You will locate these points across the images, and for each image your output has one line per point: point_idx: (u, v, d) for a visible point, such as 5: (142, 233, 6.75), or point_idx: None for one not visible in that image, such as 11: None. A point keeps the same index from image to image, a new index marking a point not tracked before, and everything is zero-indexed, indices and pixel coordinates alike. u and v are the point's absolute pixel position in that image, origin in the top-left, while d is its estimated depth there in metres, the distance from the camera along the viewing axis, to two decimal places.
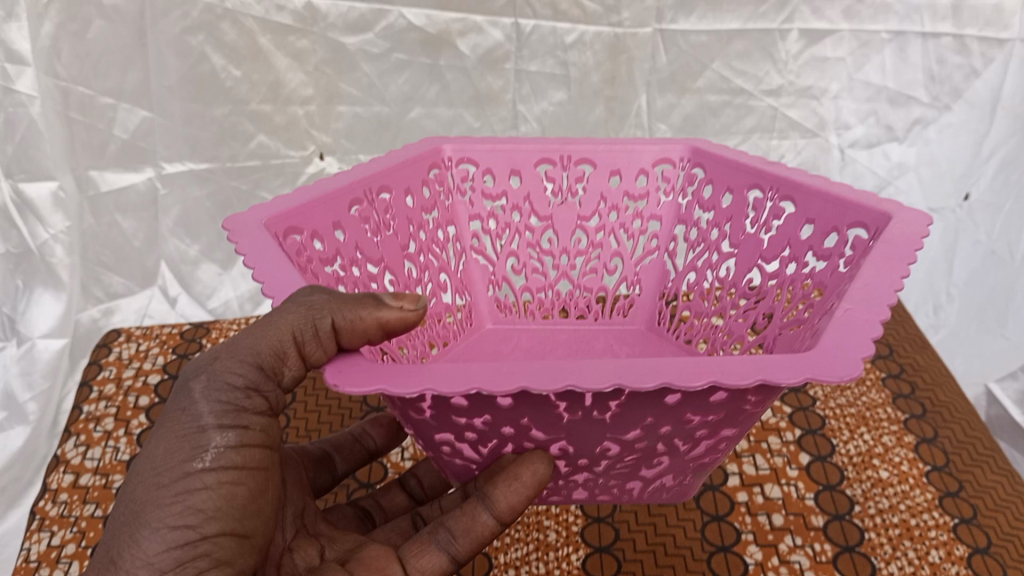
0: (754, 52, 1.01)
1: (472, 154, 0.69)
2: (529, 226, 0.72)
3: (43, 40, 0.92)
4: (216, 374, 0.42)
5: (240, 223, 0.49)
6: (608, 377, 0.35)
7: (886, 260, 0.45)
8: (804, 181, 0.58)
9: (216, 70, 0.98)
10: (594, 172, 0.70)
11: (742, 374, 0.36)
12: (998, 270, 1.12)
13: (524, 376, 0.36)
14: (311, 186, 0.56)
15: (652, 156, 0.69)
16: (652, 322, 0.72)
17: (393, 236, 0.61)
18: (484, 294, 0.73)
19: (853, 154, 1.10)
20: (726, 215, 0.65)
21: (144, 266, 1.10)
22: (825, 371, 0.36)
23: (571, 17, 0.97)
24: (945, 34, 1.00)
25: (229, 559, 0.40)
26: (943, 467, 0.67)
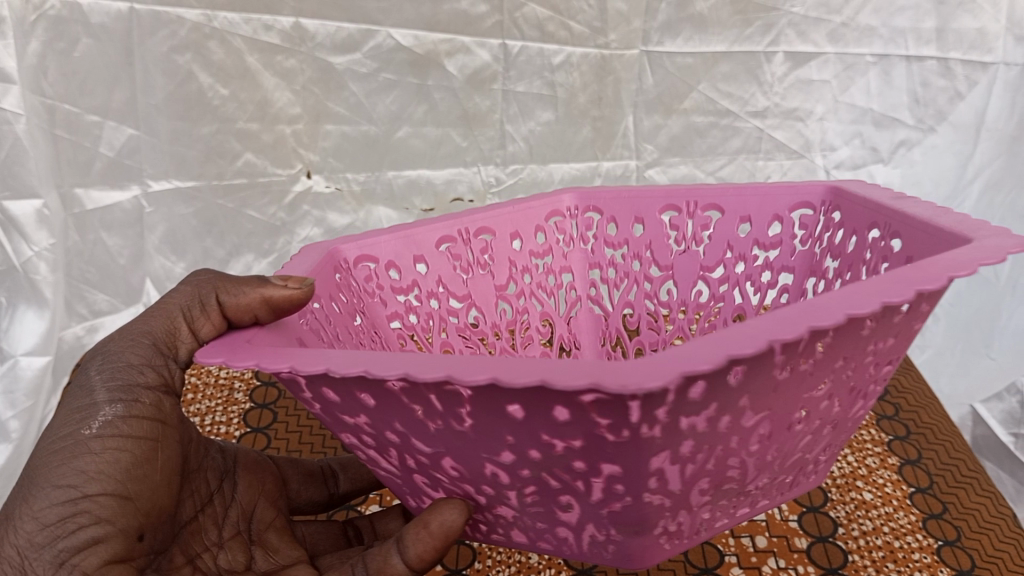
0: (740, 74, 1.02)
1: (597, 202, 0.68)
2: (647, 275, 0.68)
3: (31, 57, 0.91)
4: (111, 354, 0.44)
5: (314, 248, 0.55)
6: (400, 366, 0.32)
7: (866, 289, 0.33)
8: (910, 210, 0.49)
9: (204, 88, 0.98)
10: (722, 218, 0.63)
11: (523, 373, 0.29)
12: (984, 291, 1.13)
13: (332, 359, 0.34)
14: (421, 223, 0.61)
15: (785, 200, 0.60)
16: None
17: (489, 275, 0.65)
18: (594, 347, 0.72)
19: (838, 175, 1.10)
20: (847, 262, 0.55)
21: (129, 283, 1.09)
22: (617, 380, 0.27)
23: (558, 38, 0.98)
24: (929, 58, 1.01)
25: (116, 519, 0.40)
26: (927, 489, 0.67)
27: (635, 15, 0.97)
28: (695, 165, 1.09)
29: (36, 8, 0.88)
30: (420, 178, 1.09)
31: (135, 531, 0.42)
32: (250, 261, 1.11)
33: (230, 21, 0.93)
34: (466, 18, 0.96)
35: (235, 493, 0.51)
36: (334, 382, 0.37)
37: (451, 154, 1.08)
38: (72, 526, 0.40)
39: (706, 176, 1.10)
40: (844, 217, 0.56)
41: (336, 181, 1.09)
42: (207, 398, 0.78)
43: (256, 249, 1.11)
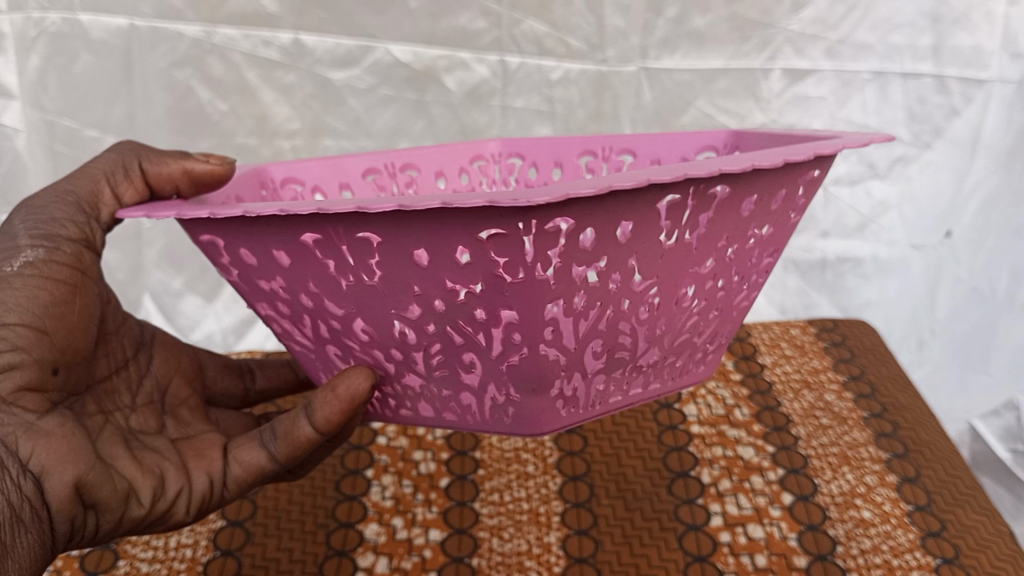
0: (737, 90, 1.02)
1: (519, 147, 0.63)
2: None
3: (31, 73, 0.94)
4: (41, 206, 0.45)
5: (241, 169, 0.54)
6: (309, 205, 0.34)
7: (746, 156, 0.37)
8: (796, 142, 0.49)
9: (202, 104, 0.98)
10: (634, 162, 0.60)
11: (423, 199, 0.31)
12: (979, 307, 1.14)
13: (249, 207, 0.36)
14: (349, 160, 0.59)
15: (693, 143, 0.59)
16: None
17: None
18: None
19: (836, 190, 1.11)
20: None
21: (126, 296, 1.10)
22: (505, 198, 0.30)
23: (556, 54, 0.99)
24: (925, 74, 1.01)
25: (33, 349, 0.42)
26: (926, 506, 0.67)
27: (633, 31, 0.97)
28: None
29: (37, 23, 0.91)
30: None
31: (51, 365, 0.43)
32: None
33: (230, 36, 0.93)
34: (464, 34, 0.96)
35: (151, 366, 0.53)
36: (251, 236, 0.39)
37: None
38: None
39: None
40: None
41: None
42: None
43: None
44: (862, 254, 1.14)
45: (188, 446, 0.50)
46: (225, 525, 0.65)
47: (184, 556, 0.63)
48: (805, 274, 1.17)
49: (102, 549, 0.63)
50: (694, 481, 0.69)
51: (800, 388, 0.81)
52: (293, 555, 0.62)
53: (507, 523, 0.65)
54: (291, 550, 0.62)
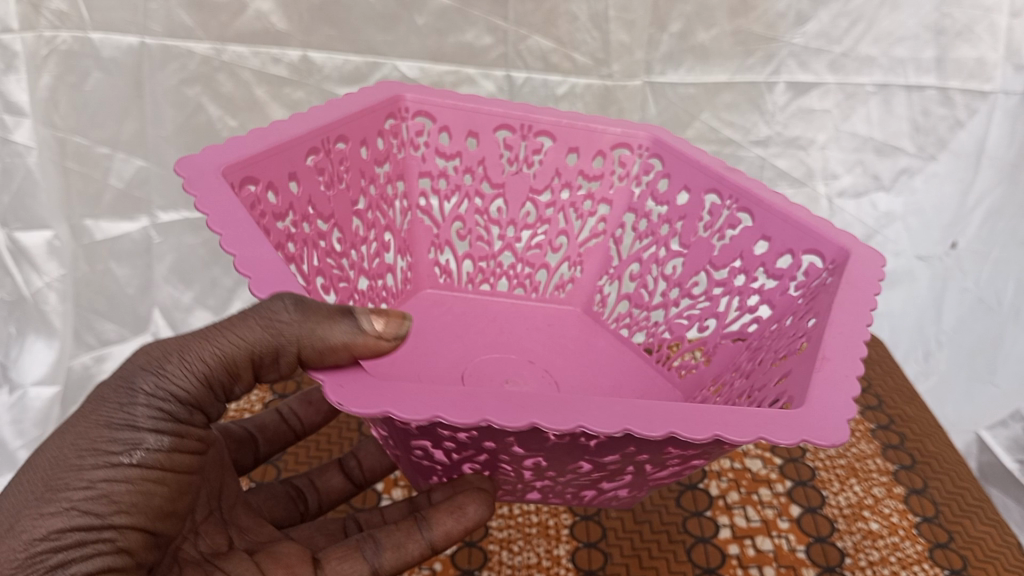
0: (742, 103, 1.04)
1: (428, 108, 0.72)
2: (479, 192, 0.77)
3: (42, 91, 0.91)
4: (163, 374, 0.44)
5: (195, 170, 0.50)
6: (619, 421, 0.37)
7: (848, 301, 0.50)
8: (763, 197, 0.64)
9: (212, 120, 0.99)
10: (553, 145, 0.75)
11: (744, 430, 0.38)
12: (987, 318, 1.13)
13: (534, 411, 0.37)
14: (275, 128, 0.59)
15: (610, 140, 0.74)
16: (588, 308, 0.79)
17: (344, 189, 0.66)
18: (425, 255, 0.78)
19: (841, 203, 1.12)
20: (678, 212, 0.71)
21: (136, 312, 1.09)
22: (816, 435, 0.39)
23: (561, 69, 1.00)
24: (929, 86, 1.02)
25: (134, 549, 0.44)
26: (933, 518, 0.68)
27: (638, 46, 0.98)
28: None
29: (48, 42, 0.89)
30: None
31: (145, 560, 0.46)
32: None
33: (240, 54, 0.95)
34: (471, 50, 0.98)
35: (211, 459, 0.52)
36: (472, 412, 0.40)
37: None
38: (94, 549, 0.42)
39: None
40: (670, 171, 0.72)
41: None
42: None
43: None
44: None
45: (270, 561, 0.50)
46: None
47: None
48: None
49: None
50: (702, 494, 0.69)
51: None
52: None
53: (517, 535, 0.65)
54: None
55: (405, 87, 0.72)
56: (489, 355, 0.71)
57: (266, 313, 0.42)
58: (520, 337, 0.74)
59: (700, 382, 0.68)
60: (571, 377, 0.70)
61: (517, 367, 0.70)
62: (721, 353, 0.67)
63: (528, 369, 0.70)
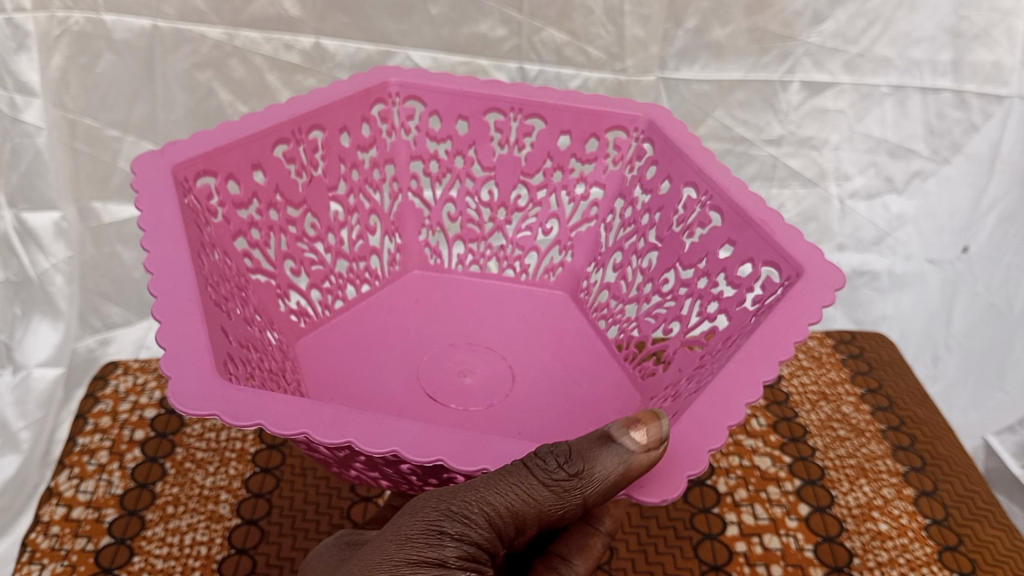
0: (755, 102, 1.03)
1: (212, 164, 0.57)
2: (290, 221, 0.66)
3: (53, 72, 0.91)
4: (466, 517, 0.42)
5: (204, 404, 0.40)
6: (770, 361, 0.46)
7: (708, 163, 0.63)
8: (546, 100, 0.71)
9: (223, 106, 0.99)
10: (328, 135, 0.67)
11: (807, 312, 0.49)
12: (996, 323, 1.09)
13: (740, 395, 0.44)
14: (162, 295, 0.44)
15: (362, 104, 0.70)
16: (426, 263, 0.78)
17: (230, 302, 0.53)
18: (287, 318, 0.65)
19: (852, 205, 1.11)
20: (466, 141, 0.75)
21: (142, 297, 1.06)
22: (831, 280, 0.51)
23: (575, 63, 0.99)
24: (945, 89, 1.01)
25: None
26: (942, 520, 0.67)
27: (653, 41, 0.98)
28: None
29: (60, 22, 0.88)
30: None
31: None
32: None
33: (251, 39, 0.94)
34: (484, 42, 0.97)
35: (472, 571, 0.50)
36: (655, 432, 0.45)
37: None
38: None
39: None
40: (435, 106, 0.73)
41: None
42: None
43: None
44: (878, 267, 1.13)
45: None
46: (240, 523, 0.65)
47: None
48: None
49: (117, 545, 0.63)
50: (710, 490, 0.68)
51: (815, 398, 0.79)
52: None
53: None
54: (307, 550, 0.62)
55: (167, 155, 0.54)
56: (426, 355, 0.67)
57: (542, 462, 0.42)
58: (418, 327, 0.70)
59: (575, 275, 0.76)
60: (496, 336, 0.70)
61: (453, 354, 0.68)
62: (580, 244, 0.76)
63: (467, 352, 0.69)
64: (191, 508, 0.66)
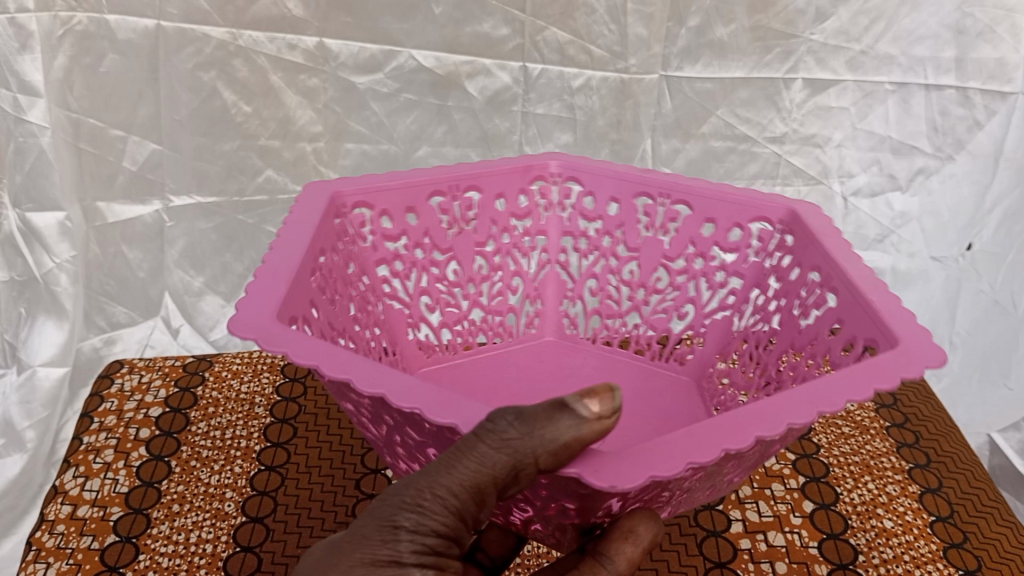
0: (758, 100, 1.03)
1: (368, 197, 0.65)
2: (432, 261, 0.73)
3: (57, 72, 0.91)
4: (420, 507, 0.41)
5: (252, 330, 0.43)
6: (810, 408, 0.40)
7: (839, 251, 0.60)
8: (691, 185, 0.70)
9: (227, 106, 0.97)
10: (482, 198, 0.73)
11: (885, 378, 0.44)
12: (1001, 321, 1.11)
13: (750, 424, 0.39)
14: (270, 263, 0.51)
15: (528, 175, 0.75)
16: (562, 331, 0.80)
17: (337, 300, 0.59)
18: (407, 341, 0.72)
19: (856, 202, 1.11)
20: (614, 223, 0.75)
21: (147, 296, 1.08)
22: (925, 360, 0.46)
23: (578, 62, 0.99)
24: (948, 87, 1.01)
25: None
26: (947, 517, 0.67)
27: (656, 40, 0.97)
28: None
29: (64, 22, 0.88)
30: None
31: None
32: None
33: (255, 39, 0.93)
34: (487, 41, 0.97)
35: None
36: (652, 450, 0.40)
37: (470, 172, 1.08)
38: None
39: None
40: (588, 185, 0.75)
41: None
42: (227, 410, 0.76)
43: None
44: (882, 265, 1.14)
45: None
46: (245, 521, 0.64)
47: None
48: None
49: (122, 543, 0.63)
50: None
51: None
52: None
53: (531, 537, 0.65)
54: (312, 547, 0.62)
55: (336, 183, 0.64)
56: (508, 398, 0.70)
57: (489, 427, 0.39)
58: (519, 379, 0.73)
59: (703, 362, 0.74)
60: None
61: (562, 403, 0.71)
62: (712, 332, 0.74)
63: None
64: (197, 506, 0.66)
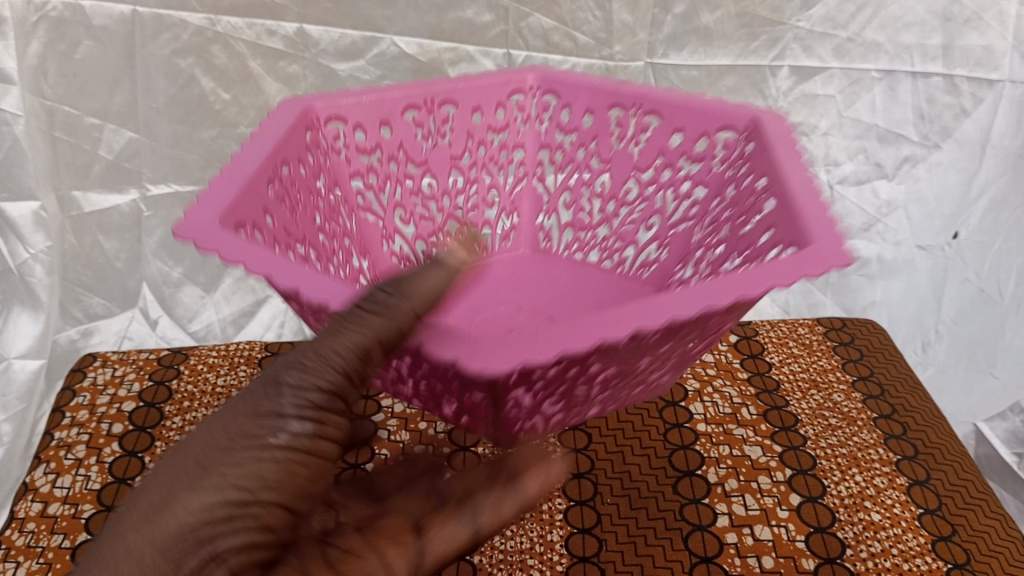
0: (744, 87, 1.01)
1: (342, 110, 0.66)
2: (407, 174, 0.73)
3: (31, 58, 0.89)
4: (304, 363, 0.38)
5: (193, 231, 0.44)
6: (699, 302, 0.40)
7: (789, 154, 0.58)
8: (662, 96, 0.70)
9: (205, 93, 0.95)
10: (458, 111, 0.73)
11: (785, 275, 0.43)
12: (987, 309, 1.12)
13: (636, 316, 0.38)
14: (234, 166, 0.51)
15: (508, 87, 0.75)
16: (535, 245, 0.81)
17: (304, 211, 0.58)
18: (382, 253, 0.71)
19: (841, 190, 1.10)
20: (587, 133, 0.76)
21: (124, 287, 1.06)
22: (831, 262, 0.45)
23: (563, 49, 0.97)
24: (935, 74, 1.00)
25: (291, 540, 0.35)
26: (935, 510, 0.66)
27: (641, 26, 0.97)
28: None
29: (38, 8, 0.86)
30: None
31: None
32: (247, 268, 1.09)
33: (233, 25, 0.91)
34: (470, 27, 0.95)
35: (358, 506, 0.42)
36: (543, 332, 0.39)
37: None
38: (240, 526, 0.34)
39: None
40: (564, 100, 0.76)
41: None
42: (203, 404, 0.74)
43: None
44: (866, 254, 1.13)
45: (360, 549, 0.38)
46: None
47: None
48: None
49: (93, 542, 0.62)
50: (699, 481, 0.68)
51: (806, 386, 0.78)
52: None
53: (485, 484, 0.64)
54: None
55: (309, 99, 0.63)
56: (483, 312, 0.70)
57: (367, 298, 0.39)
58: (486, 291, 0.73)
59: (667, 271, 0.72)
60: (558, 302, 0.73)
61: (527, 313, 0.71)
62: (672, 244, 0.72)
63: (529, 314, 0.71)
64: None
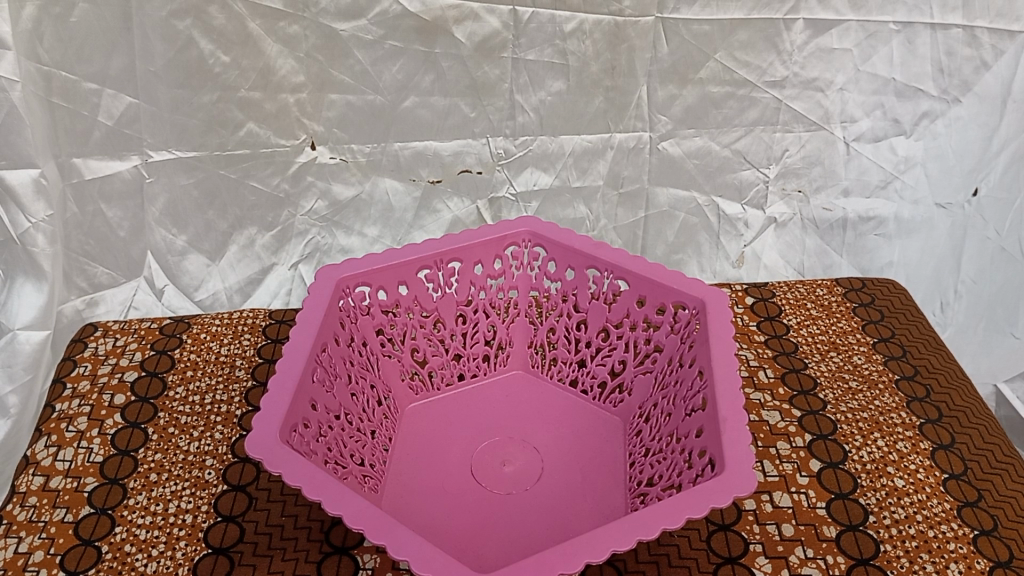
0: (758, 42, 0.98)
1: (358, 275, 0.68)
2: (419, 325, 0.74)
3: (25, 23, 0.86)
4: None
5: (258, 441, 0.51)
6: (681, 514, 0.48)
7: (727, 373, 0.58)
8: (626, 263, 0.69)
9: (204, 55, 0.92)
10: (462, 265, 0.73)
11: (743, 478, 0.50)
12: (1007, 269, 1.09)
13: (628, 527, 0.48)
14: (262, 414, 0.53)
15: (499, 242, 0.73)
16: (528, 366, 0.77)
17: (319, 386, 0.60)
18: (396, 381, 0.72)
19: (858, 147, 1.07)
20: (570, 285, 0.74)
21: (129, 256, 1.03)
22: (735, 484, 0.50)
23: (571, 5, 0.95)
24: (955, 26, 0.97)
25: None
26: (961, 475, 0.65)
27: None
28: (710, 137, 1.06)
29: None
30: (427, 149, 1.05)
31: None
32: (253, 235, 1.06)
33: None
34: None
35: None
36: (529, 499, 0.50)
37: (459, 124, 1.03)
38: None
39: (722, 148, 1.07)
40: (552, 252, 0.73)
41: (340, 153, 1.04)
42: (207, 374, 0.74)
43: (259, 222, 1.05)
44: (884, 213, 1.10)
45: None
46: (226, 490, 0.64)
47: (176, 548, 0.60)
48: (825, 233, 1.11)
49: (98, 515, 0.62)
50: None
51: (825, 349, 0.76)
52: (286, 552, 0.59)
53: None
54: (297, 516, 0.61)
55: (339, 268, 0.67)
56: (455, 453, 0.68)
57: None
58: (466, 440, 0.69)
59: (633, 410, 0.70)
60: (542, 436, 0.70)
61: (495, 442, 0.69)
62: (639, 385, 0.71)
63: (511, 449, 0.69)
64: (176, 476, 0.65)
